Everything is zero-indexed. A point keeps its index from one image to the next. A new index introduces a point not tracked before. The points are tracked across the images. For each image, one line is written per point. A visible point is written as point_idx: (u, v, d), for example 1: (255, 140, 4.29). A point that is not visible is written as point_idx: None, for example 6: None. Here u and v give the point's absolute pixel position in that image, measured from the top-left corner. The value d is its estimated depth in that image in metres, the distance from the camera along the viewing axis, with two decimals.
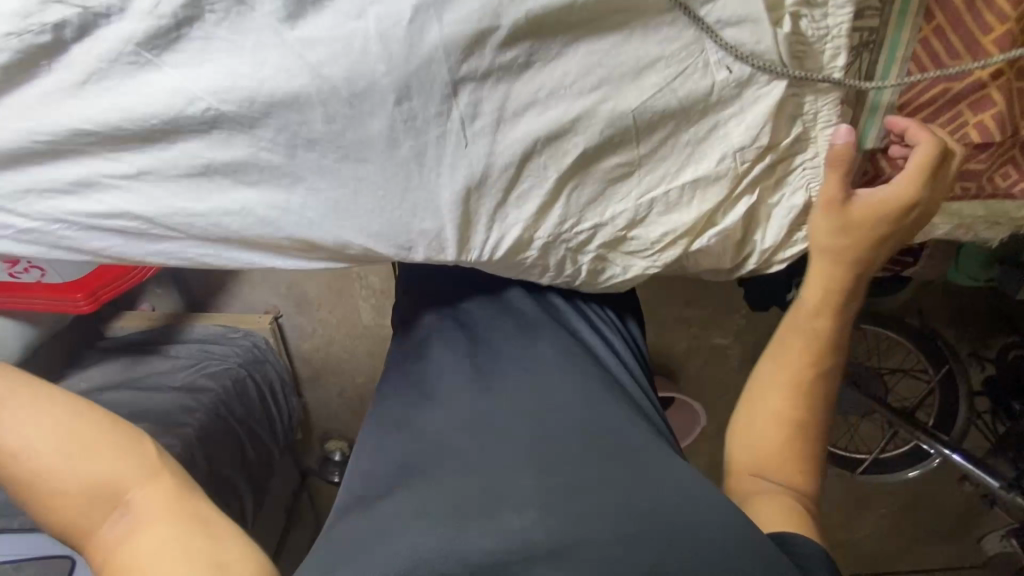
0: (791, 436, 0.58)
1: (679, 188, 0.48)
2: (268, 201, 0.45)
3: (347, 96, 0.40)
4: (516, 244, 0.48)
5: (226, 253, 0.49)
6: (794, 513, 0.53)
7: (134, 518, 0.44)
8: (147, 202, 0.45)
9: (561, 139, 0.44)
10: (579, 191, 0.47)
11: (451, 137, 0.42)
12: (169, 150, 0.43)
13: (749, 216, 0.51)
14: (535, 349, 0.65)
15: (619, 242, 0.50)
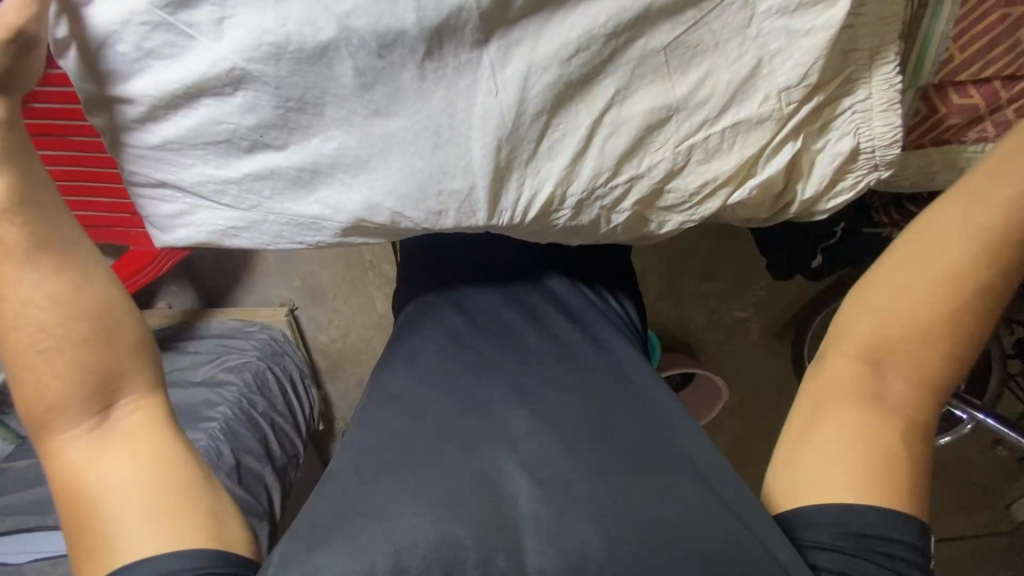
0: (920, 365, 0.50)
1: (719, 133, 0.46)
2: (293, 165, 0.44)
3: (374, 46, 0.39)
4: (548, 202, 0.46)
5: (240, 227, 0.49)
6: (876, 458, 0.48)
7: (120, 424, 0.46)
8: (176, 169, 0.46)
9: (592, 83, 0.43)
10: (613, 141, 0.45)
11: (482, 87, 0.42)
12: (194, 113, 0.43)
13: (795, 162, 0.49)
14: (565, 326, 0.65)
15: (655, 196, 0.48)
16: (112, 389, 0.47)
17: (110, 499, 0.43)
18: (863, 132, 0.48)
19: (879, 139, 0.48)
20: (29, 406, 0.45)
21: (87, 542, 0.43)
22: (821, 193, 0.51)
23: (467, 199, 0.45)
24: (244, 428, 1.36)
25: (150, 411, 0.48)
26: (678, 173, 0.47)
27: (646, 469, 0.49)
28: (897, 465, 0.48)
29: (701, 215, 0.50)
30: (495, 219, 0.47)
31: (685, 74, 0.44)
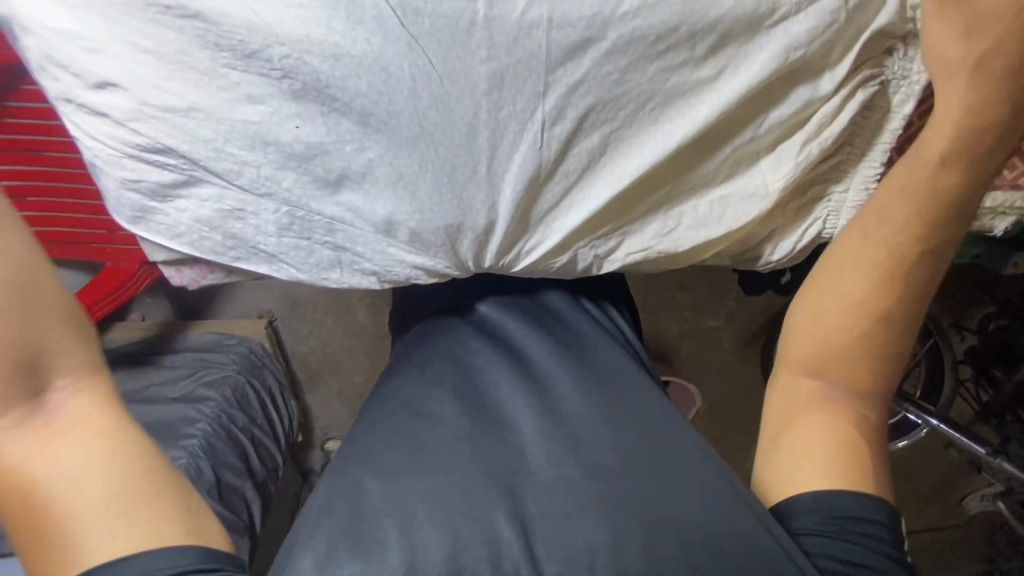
0: (872, 339, 0.51)
1: (707, 205, 0.49)
2: (290, 213, 0.43)
3: (377, 99, 0.39)
4: (554, 250, 0.49)
5: (254, 264, 0.46)
6: (840, 449, 0.50)
7: (66, 417, 0.40)
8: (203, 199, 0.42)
9: (579, 136, 0.44)
10: (608, 193, 0.46)
11: (482, 140, 0.43)
12: (223, 150, 0.40)
13: (788, 215, 0.52)
14: (567, 345, 0.65)
15: (647, 253, 0.51)
16: (37, 371, 0.39)
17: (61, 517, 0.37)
18: (828, 219, 0.53)
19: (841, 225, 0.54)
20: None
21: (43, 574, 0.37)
22: (788, 256, 0.55)
23: (485, 234, 0.47)
24: (222, 443, 1.34)
25: (92, 393, 0.42)
26: (672, 233, 0.50)
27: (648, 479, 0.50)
28: (859, 448, 0.50)
29: (701, 256, 0.53)
30: (499, 262, 0.50)
31: (699, 140, 0.45)
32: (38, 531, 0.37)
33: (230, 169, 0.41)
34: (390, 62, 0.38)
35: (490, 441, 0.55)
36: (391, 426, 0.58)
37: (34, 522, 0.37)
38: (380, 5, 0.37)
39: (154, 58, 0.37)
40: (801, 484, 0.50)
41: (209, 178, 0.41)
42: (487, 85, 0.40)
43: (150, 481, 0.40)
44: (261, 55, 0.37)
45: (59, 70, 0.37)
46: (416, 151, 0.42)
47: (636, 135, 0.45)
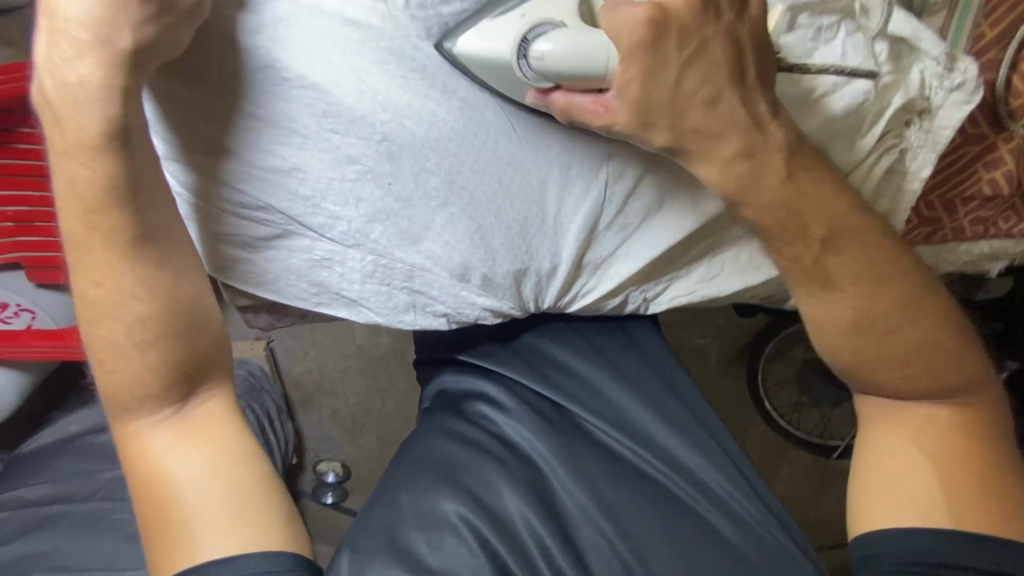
0: (921, 311, 0.49)
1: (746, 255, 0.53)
2: (368, 259, 0.45)
3: (464, 158, 0.43)
4: (609, 293, 0.53)
5: (332, 310, 0.48)
6: (922, 479, 0.48)
7: (191, 420, 0.42)
8: (290, 248, 0.45)
9: (635, 192, 0.48)
10: (658, 239, 0.50)
11: (553, 193, 0.46)
12: (319, 207, 0.43)
13: None
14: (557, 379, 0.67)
15: (691, 297, 0.55)
16: (189, 379, 0.41)
17: (187, 515, 0.40)
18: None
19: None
20: (111, 392, 0.41)
21: (161, 565, 0.40)
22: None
23: (548, 275, 0.50)
24: None
25: (222, 399, 0.43)
26: (715, 279, 0.54)
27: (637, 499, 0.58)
28: (936, 471, 0.48)
29: (734, 299, 0.57)
30: (558, 302, 0.53)
31: None
32: (162, 525, 0.40)
33: (323, 223, 0.43)
34: (475, 126, 0.42)
35: (486, 473, 0.58)
36: (420, 457, 0.60)
37: (167, 510, 0.40)
38: (474, 79, 0.41)
39: (261, 122, 0.39)
40: (874, 516, 0.49)
41: (303, 232, 0.44)
42: (558, 147, 0.44)
43: (257, 494, 0.41)
44: (364, 121, 0.40)
45: (172, 137, 0.41)
46: (496, 204, 0.45)
47: (689, 191, 0.49)
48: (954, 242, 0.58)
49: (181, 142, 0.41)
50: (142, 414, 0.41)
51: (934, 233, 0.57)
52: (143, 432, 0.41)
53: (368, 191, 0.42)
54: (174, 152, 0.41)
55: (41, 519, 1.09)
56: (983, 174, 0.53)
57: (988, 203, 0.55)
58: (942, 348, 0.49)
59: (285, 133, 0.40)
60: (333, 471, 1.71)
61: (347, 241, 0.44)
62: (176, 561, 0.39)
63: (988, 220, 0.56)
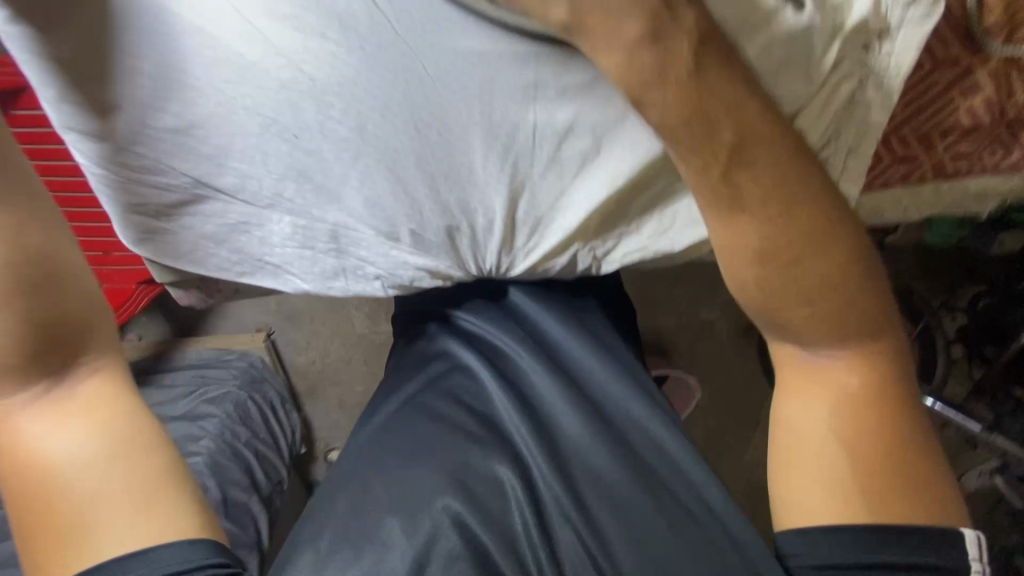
0: (847, 278, 0.45)
1: (699, 204, 0.49)
2: (289, 220, 0.45)
3: (374, 105, 0.41)
4: (552, 252, 0.50)
5: (259, 276, 0.49)
6: (842, 475, 0.46)
7: (75, 402, 0.42)
8: (202, 212, 0.44)
9: (567, 138, 0.45)
10: (598, 191, 0.47)
11: (476, 141, 0.44)
12: (227, 164, 0.42)
13: None
14: (547, 353, 0.62)
15: (644, 252, 0.52)
16: (72, 362, 0.42)
17: (78, 500, 0.41)
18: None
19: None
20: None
21: (49, 552, 0.40)
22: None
23: (483, 233, 0.48)
24: (226, 459, 1.34)
25: (112, 380, 0.44)
26: (668, 232, 0.50)
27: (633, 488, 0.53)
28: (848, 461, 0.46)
29: (695, 253, 0.53)
30: (499, 263, 0.51)
31: None
32: (49, 513, 0.40)
33: (233, 183, 0.43)
34: (381, 70, 0.40)
35: (470, 457, 0.54)
36: (406, 436, 0.58)
37: (45, 500, 0.40)
38: (373, 18, 0.38)
39: (151, 80, 0.38)
40: (799, 511, 0.48)
41: (215, 195, 0.44)
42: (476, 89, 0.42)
43: (161, 481, 0.43)
44: (260, 69, 0.39)
45: (60, 102, 0.39)
46: (416, 153, 0.43)
47: (629, 137, 0.45)
48: (934, 182, 0.54)
49: (73, 110, 0.39)
50: (9, 398, 0.41)
51: (911, 173, 0.53)
52: (19, 419, 0.41)
53: (277, 144, 0.42)
54: (67, 120, 0.40)
55: None
56: (962, 105, 0.49)
57: (971, 136, 0.50)
58: (884, 334, 0.47)
59: (182, 86, 0.39)
60: None
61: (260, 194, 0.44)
62: (71, 548, 0.40)
63: (973, 155, 0.52)
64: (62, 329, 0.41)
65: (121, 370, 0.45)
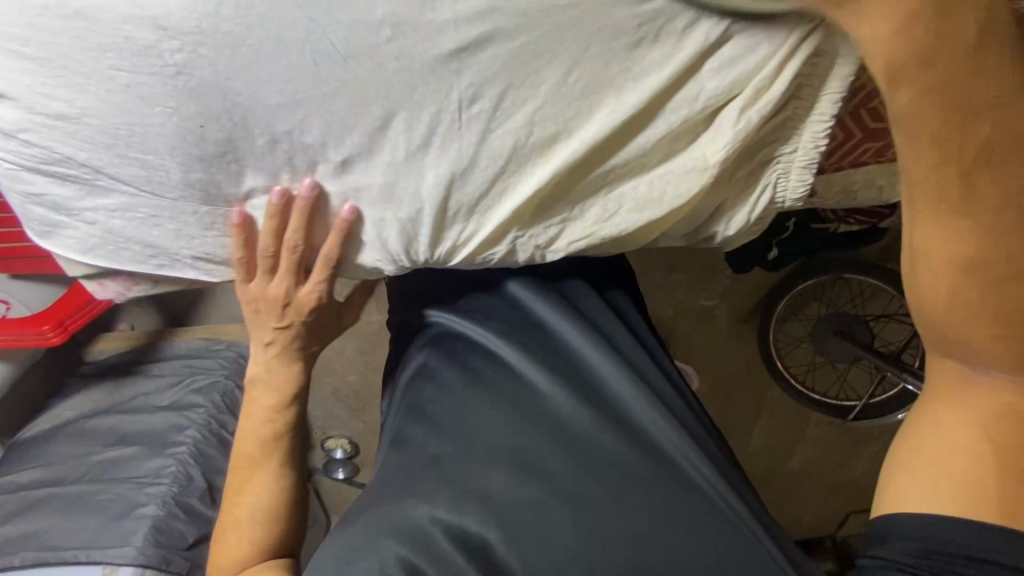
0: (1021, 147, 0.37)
1: (647, 184, 0.45)
2: (202, 215, 0.42)
3: (281, 85, 0.37)
4: (490, 240, 0.47)
5: (179, 271, 0.46)
6: (981, 455, 0.43)
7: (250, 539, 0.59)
8: (106, 207, 0.41)
9: (501, 117, 0.41)
10: (540, 174, 0.43)
11: (398, 125, 0.40)
12: (126, 155, 0.39)
13: (748, 188, 0.47)
14: (530, 347, 0.61)
15: (591, 239, 0.48)
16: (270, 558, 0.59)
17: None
18: (777, 183, 0.47)
19: (788, 193, 0.47)
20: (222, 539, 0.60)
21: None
22: (743, 230, 0.50)
23: (411, 223, 0.45)
24: (214, 449, 1.28)
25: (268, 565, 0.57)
26: (614, 217, 0.47)
27: (604, 478, 0.52)
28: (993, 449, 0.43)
29: (648, 239, 0.50)
30: (435, 255, 0.48)
31: (638, 111, 0.42)
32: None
33: (137, 174, 0.39)
34: (286, 45, 0.36)
35: (458, 472, 0.54)
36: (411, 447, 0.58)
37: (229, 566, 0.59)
38: None
39: (28, 64, 0.35)
40: (908, 501, 0.44)
41: (117, 187, 0.40)
42: (394, 66, 0.38)
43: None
44: (152, 52, 0.35)
45: None
46: (333, 138, 0.40)
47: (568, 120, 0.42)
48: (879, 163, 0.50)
49: None
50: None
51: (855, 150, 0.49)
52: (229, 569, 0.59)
53: (175, 131, 0.38)
54: None
55: (35, 501, 1.17)
56: None
57: None
58: None
59: (65, 72, 0.36)
60: (341, 448, 1.76)
61: (165, 185, 0.40)
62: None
63: None
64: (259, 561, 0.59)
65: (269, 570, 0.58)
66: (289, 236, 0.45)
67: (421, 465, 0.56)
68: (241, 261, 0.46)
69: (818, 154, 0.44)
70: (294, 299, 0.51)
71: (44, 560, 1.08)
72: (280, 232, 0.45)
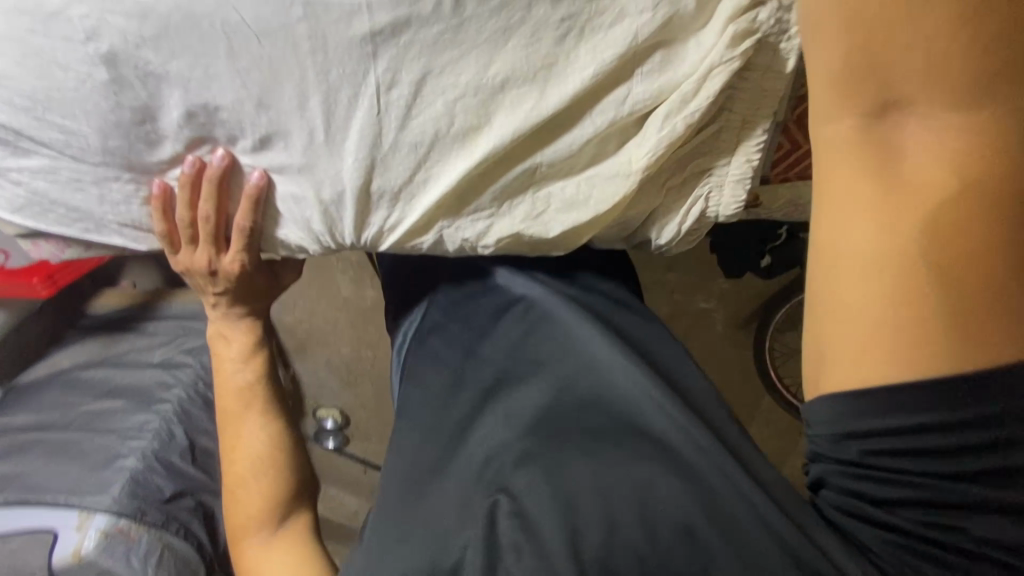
0: None
1: (575, 185, 0.44)
2: (125, 181, 0.43)
3: (193, 58, 0.38)
4: (416, 227, 0.46)
5: (105, 235, 0.46)
6: (893, 315, 0.36)
7: (260, 492, 0.58)
8: (28, 167, 0.42)
9: (419, 103, 0.41)
10: (462, 163, 0.43)
11: (315, 104, 0.40)
12: (44, 117, 0.39)
13: (684, 197, 0.45)
14: (514, 337, 0.58)
15: (520, 236, 0.47)
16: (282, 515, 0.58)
17: (253, 533, 0.57)
18: (711, 196, 0.45)
19: (723, 208, 0.45)
20: (233, 503, 0.59)
21: (240, 542, 0.57)
22: (679, 240, 0.48)
23: (334, 206, 0.45)
24: (197, 409, 1.31)
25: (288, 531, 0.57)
26: (541, 216, 0.45)
27: (584, 450, 0.44)
28: (929, 274, 0.35)
29: (581, 243, 0.48)
30: (363, 238, 0.47)
31: (563, 109, 0.41)
32: (240, 546, 0.57)
33: (57, 138, 0.40)
34: (195, 19, 0.36)
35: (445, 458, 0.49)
36: (406, 468, 0.50)
37: (242, 525, 0.57)
38: None
39: None
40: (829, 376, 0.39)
41: (39, 149, 0.41)
42: (308, 45, 0.38)
43: (299, 549, 0.56)
44: (62, 17, 0.36)
45: None
46: (249, 114, 0.40)
47: (488, 112, 0.41)
48: None
49: None
50: (247, 550, 0.57)
51: (798, 163, 0.47)
52: (242, 533, 0.57)
53: (90, 98, 0.39)
54: None
55: (23, 442, 1.22)
56: None
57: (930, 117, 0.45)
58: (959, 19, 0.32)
59: None
60: (332, 418, 1.77)
61: (84, 150, 0.41)
62: (252, 540, 0.57)
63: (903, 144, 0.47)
64: (274, 513, 0.58)
65: (287, 529, 0.58)
66: (202, 206, 0.45)
67: (417, 490, 0.47)
68: (162, 233, 0.47)
69: (749, 167, 0.43)
70: (219, 270, 0.52)
71: (26, 499, 1.13)
72: (194, 203, 0.45)
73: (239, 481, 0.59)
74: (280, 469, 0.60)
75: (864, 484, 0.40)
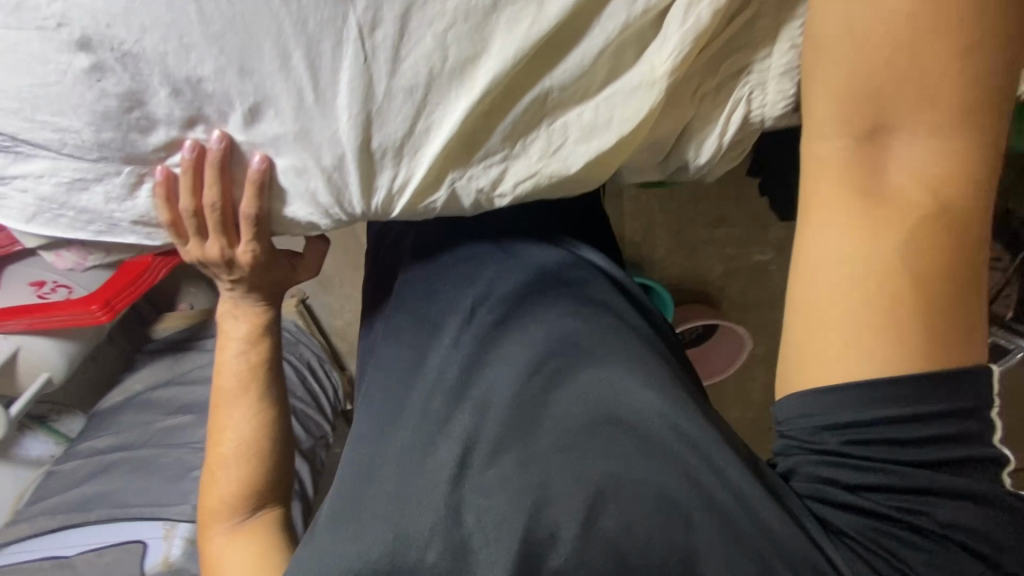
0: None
1: (594, 108, 0.39)
2: (126, 175, 0.42)
3: (164, 28, 0.35)
4: (425, 184, 0.42)
5: (119, 234, 0.46)
6: (879, 320, 0.34)
7: (237, 477, 0.62)
8: (32, 173, 0.41)
9: (407, 40, 0.37)
10: (464, 103, 0.39)
11: (298, 61, 0.37)
12: (34, 117, 0.38)
13: (721, 103, 0.40)
14: (494, 298, 0.55)
15: (538, 179, 0.42)
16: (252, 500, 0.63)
17: (226, 513, 0.62)
18: (754, 96, 0.39)
19: (769, 109, 0.40)
20: (209, 482, 0.63)
21: (211, 520, 0.62)
22: (721, 156, 0.43)
23: (337, 172, 0.42)
24: None
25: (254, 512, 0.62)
26: (560, 151, 0.41)
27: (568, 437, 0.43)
28: (902, 288, 0.34)
29: (608, 177, 0.43)
30: (372, 205, 0.44)
31: (567, 19, 0.36)
32: (210, 523, 0.62)
33: (51, 137, 0.39)
34: None
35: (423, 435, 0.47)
36: (376, 449, 0.50)
37: (217, 503, 0.62)
38: None
39: None
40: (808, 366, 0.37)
41: (37, 152, 0.40)
42: None
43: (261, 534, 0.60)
44: (30, 6, 0.34)
45: None
46: (233, 83, 0.38)
47: (483, 38, 0.37)
48: None
49: None
50: (216, 528, 0.61)
51: None
52: (215, 512, 0.62)
53: (72, 88, 0.37)
54: None
55: (108, 463, 1.29)
56: None
57: None
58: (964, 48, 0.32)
59: None
60: None
61: (79, 147, 0.40)
62: (224, 519, 0.62)
63: None
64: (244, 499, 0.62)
65: (254, 512, 0.62)
66: (206, 192, 0.44)
67: (408, 458, 0.46)
68: (172, 223, 0.46)
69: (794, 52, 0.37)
70: (233, 257, 0.52)
71: (116, 514, 1.19)
72: (199, 190, 0.44)
73: (218, 462, 0.63)
74: (256, 458, 0.64)
75: (840, 472, 0.37)
